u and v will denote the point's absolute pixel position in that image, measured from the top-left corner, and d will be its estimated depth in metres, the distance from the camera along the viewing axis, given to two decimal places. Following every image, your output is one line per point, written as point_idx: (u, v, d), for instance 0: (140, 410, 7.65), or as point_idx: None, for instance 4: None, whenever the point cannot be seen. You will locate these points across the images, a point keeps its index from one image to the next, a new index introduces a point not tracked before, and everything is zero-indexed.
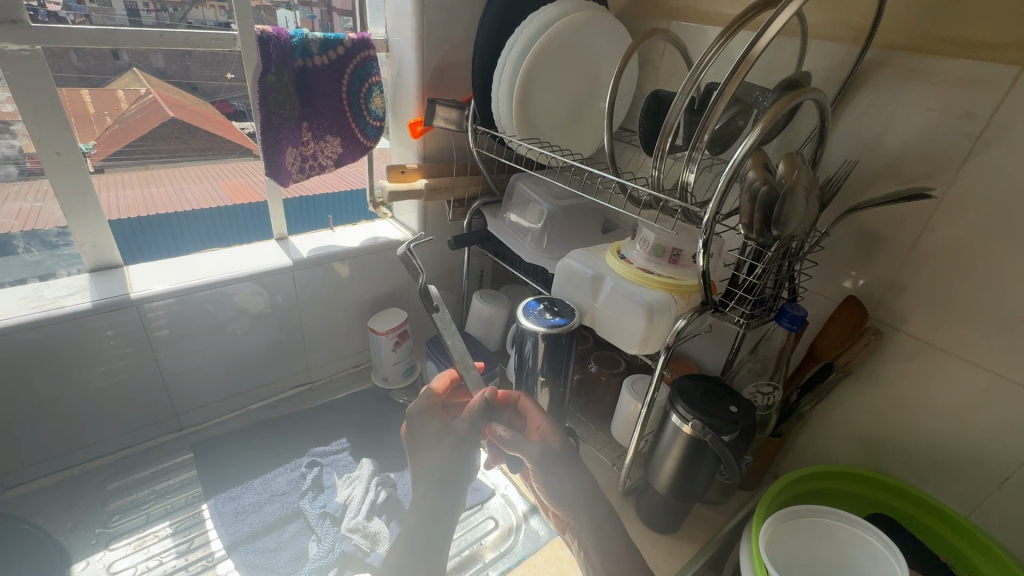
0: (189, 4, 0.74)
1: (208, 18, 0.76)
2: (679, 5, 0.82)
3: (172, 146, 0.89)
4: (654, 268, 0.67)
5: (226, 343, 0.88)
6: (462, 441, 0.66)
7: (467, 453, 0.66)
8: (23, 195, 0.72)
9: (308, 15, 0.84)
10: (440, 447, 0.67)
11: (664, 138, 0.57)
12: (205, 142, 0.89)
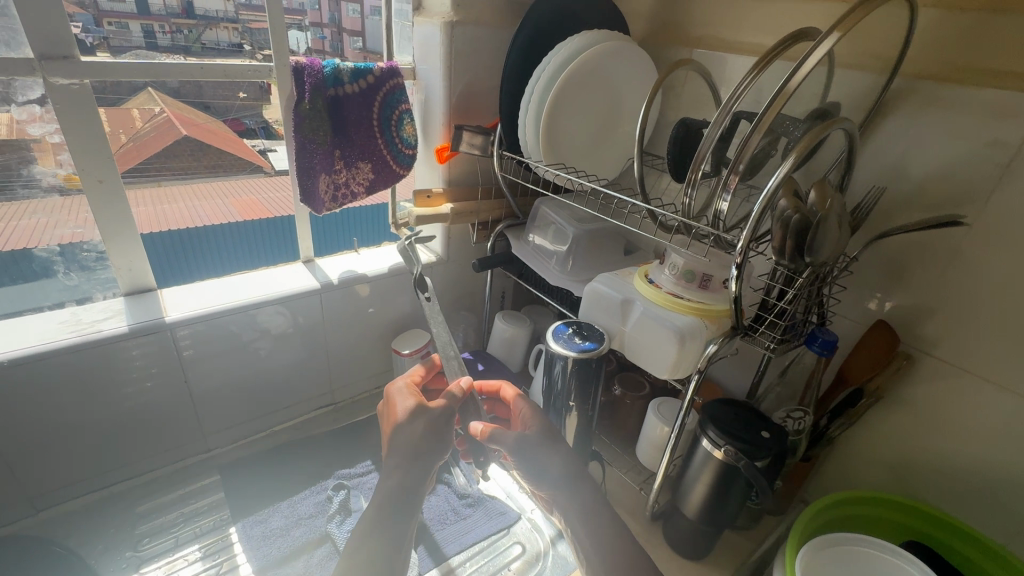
0: (203, 25, 0.75)
1: (221, 39, 0.77)
2: (700, 34, 0.84)
3: (184, 164, 0.84)
4: (683, 292, 0.68)
5: (253, 364, 0.89)
6: (433, 421, 0.70)
7: (436, 431, 0.70)
8: (65, 222, 0.73)
9: (319, 36, 0.85)
10: (411, 427, 0.70)
11: (697, 166, 0.58)
12: (216, 159, 0.86)
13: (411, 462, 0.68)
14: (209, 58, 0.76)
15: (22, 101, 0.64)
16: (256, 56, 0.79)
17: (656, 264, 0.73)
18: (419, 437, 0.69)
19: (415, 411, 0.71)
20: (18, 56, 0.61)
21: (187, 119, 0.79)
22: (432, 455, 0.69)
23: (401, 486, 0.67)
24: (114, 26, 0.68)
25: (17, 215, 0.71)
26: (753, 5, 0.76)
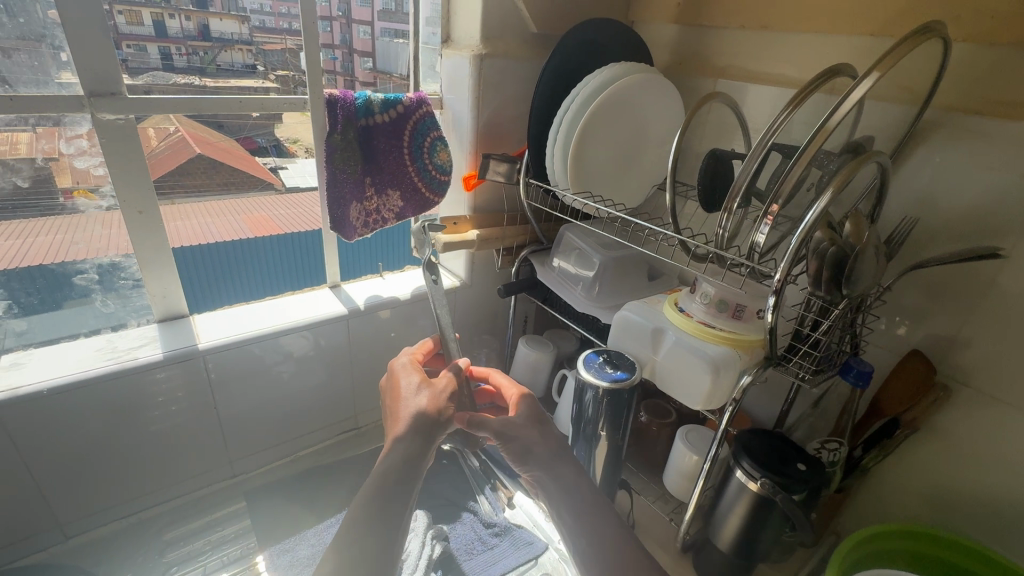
0: (218, 48, 0.75)
1: (236, 60, 0.77)
2: (722, 64, 0.86)
3: (198, 181, 0.82)
4: (714, 322, 0.67)
5: (279, 389, 0.89)
6: (438, 395, 0.70)
7: (440, 404, 0.68)
8: (102, 248, 0.74)
9: (331, 56, 0.83)
10: (415, 399, 0.69)
11: (732, 200, 0.58)
12: (229, 178, 0.85)
13: (405, 446, 0.64)
14: (224, 82, 0.76)
15: (71, 136, 0.66)
16: (270, 77, 0.80)
17: (687, 291, 0.73)
18: (422, 409, 0.67)
19: (421, 385, 0.71)
20: (69, 94, 0.63)
21: (199, 138, 0.77)
22: (434, 430, 0.66)
23: (389, 476, 0.62)
24: (133, 48, 0.67)
25: (31, 233, 0.69)
26: (777, 38, 0.78)
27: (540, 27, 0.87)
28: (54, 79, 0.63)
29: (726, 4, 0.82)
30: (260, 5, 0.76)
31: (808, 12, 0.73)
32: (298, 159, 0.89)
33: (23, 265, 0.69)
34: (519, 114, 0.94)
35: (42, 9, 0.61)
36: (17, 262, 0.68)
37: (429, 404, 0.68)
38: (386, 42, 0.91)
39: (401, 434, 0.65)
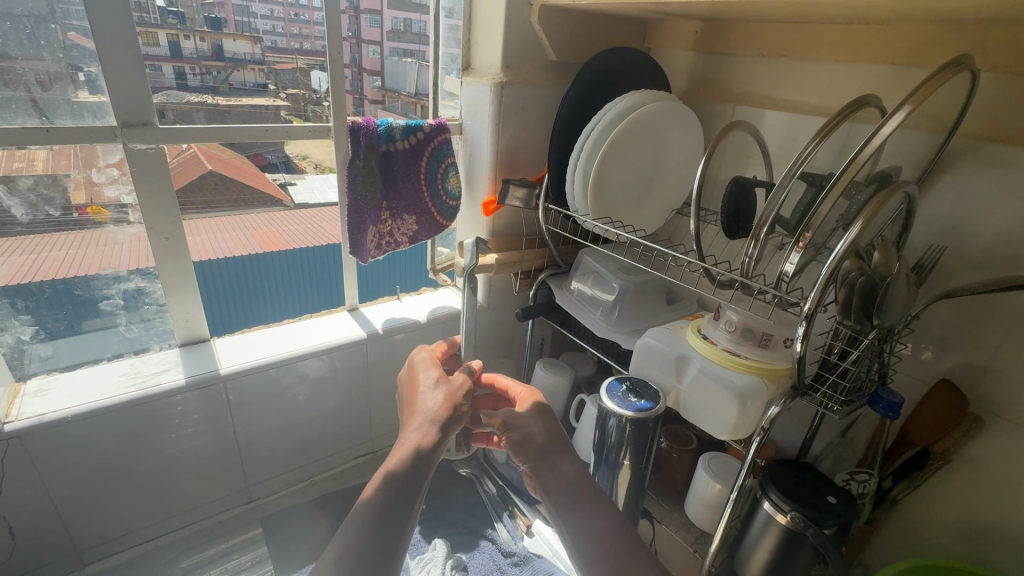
0: (231, 67, 0.73)
1: (248, 79, 0.75)
2: (741, 90, 0.86)
3: (210, 198, 0.78)
4: (739, 349, 0.67)
5: (297, 413, 0.89)
6: (455, 390, 0.67)
7: (457, 400, 0.66)
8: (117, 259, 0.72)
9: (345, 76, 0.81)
10: (430, 394, 0.66)
11: (762, 227, 0.58)
12: (237, 193, 0.84)
13: (421, 440, 0.60)
14: (236, 101, 0.74)
15: (103, 165, 0.66)
16: (281, 96, 0.78)
17: (710, 318, 0.73)
18: (438, 404, 0.65)
19: (436, 380, 0.69)
20: (102, 124, 0.64)
21: (210, 155, 0.74)
22: (452, 422, 0.64)
23: (402, 471, 0.56)
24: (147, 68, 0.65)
25: (45, 248, 0.67)
26: (797, 66, 0.78)
27: (559, 55, 0.88)
28: (71, 99, 0.62)
29: (745, 32, 0.83)
30: (273, 24, 0.75)
31: (828, 41, 0.74)
32: (306, 175, 0.88)
33: (36, 280, 0.67)
34: (537, 139, 0.95)
35: (66, 30, 0.60)
36: (30, 277, 0.67)
37: (446, 400, 0.65)
38: (394, 61, 0.92)
39: (416, 428, 0.61)
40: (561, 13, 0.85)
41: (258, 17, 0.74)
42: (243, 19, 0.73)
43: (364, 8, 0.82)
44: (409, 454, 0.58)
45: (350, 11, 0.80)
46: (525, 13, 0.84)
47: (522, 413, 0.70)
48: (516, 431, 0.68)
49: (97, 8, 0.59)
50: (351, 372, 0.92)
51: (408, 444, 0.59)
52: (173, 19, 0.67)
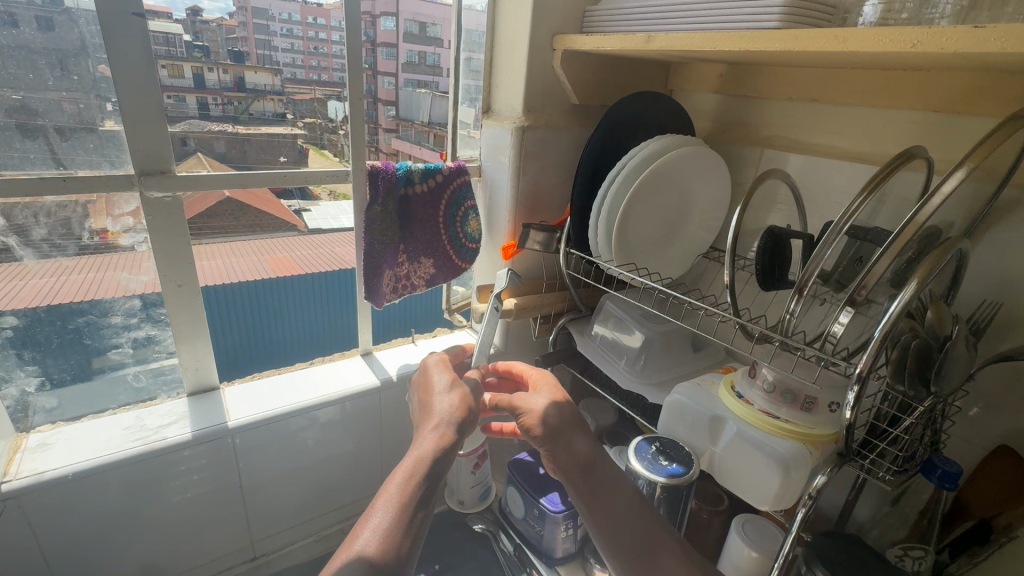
0: (251, 98, 0.71)
1: (268, 109, 0.73)
2: (768, 134, 0.84)
3: (224, 222, 0.77)
4: (777, 411, 0.62)
5: (308, 465, 0.85)
6: (468, 392, 0.70)
7: (472, 402, 0.69)
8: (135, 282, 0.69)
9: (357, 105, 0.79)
10: (443, 396, 0.68)
11: (805, 280, 0.54)
12: (253, 219, 0.79)
13: (439, 441, 0.62)
14: (256, 130, 0.73)
15: (119, 214, 0.65)
16: (298, 126, 0.76)
17: (744, 373, 0.68)
18: (454, 406, 0.67)
19: (449, 381, 0.71)
20: (120, 173, 0.63)
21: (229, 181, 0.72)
22: (467, 424, 0.66)
23: (419, 471, 0.58)
24: (172, 99, 0.64)
25: (63, 272, 0.64)
26: (827, 111, 0.76)
27: (581, 98, 0.87)
28: (99, 127, 0.61)
29: (771, 76, 0.81)
30: (293, 57, 0.74)
31: (861, 86, 0.71)
32: (320, 202, 0.84)
33: (53, 302, 0.64)
34: (557, 181, 0.93)
35: (94, 63, 0.59)
36: (49, 301, 0.64)
37: (460, 404, 0.68)
38: (409, 92, 0.89)
39: (432, 429, 0.63)
40: (583, 57, 0.84)
41: (279, 49, 0.72)
42: (265, 52, 0.71)
43: (380, 40, 0.81)
44: (427, 454, 0.60)
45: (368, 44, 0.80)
46: (547, 57, 0.83)
47: (541, 397, 0.71)
48: (535, 416, 0.68)
49: (121, 57, 0.59)
50: (364, 420, 0.88)
51: (425, 444, 0.61)
52: (197, 51, 0.66)
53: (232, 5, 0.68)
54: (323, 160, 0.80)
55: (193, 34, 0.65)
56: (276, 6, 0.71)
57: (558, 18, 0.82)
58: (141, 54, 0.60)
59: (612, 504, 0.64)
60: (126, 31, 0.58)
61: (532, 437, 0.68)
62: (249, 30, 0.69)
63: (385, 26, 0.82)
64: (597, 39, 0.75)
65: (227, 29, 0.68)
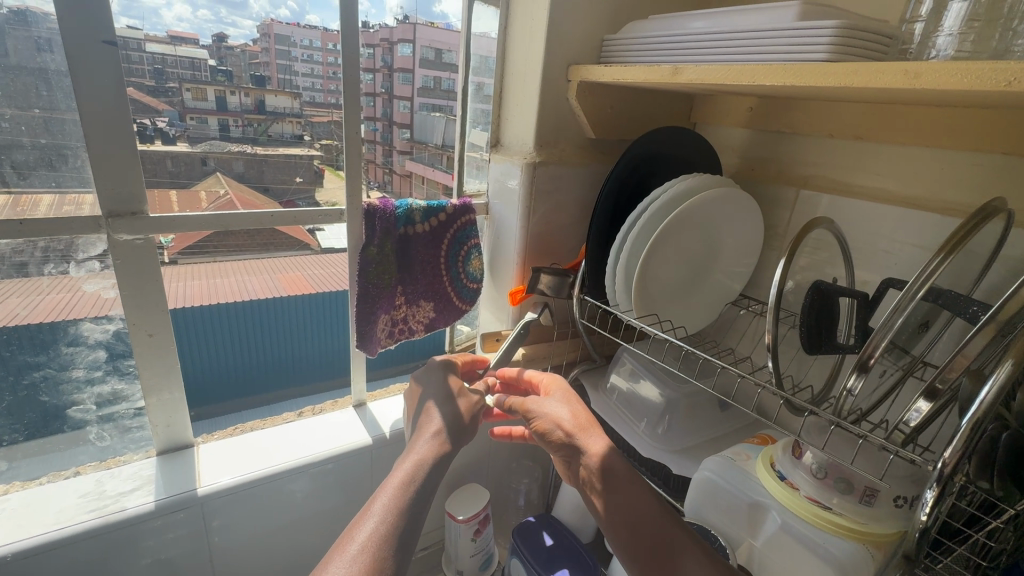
0: (271, 120, 0.67)
1: (285, 131, 0.69)
2: (805, 173, 0.76)
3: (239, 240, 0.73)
4: (828, 500, 0.52)
5: (287, 533, 0.76)
6: (470, 405, 0.69)
7: (473, 412, 0.68)
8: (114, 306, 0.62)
9: (373, 128, 0.76)
10: (443, 404, 0.67)
11: (873, 348, 0.45)
12: (270, 237, 0.73)
13: (436, 448, 0.61)
14: (274, 151, 0.69)
15: (82, 258, 0.59)
16: (315, 147, 0.71)
17: (785, 448, 0.59)
18: (455, 415, 0.66)
19: (450, 389, 0.70)
20: (87, 214, 0.57)
21: (247, 204, 0.68)
22: (464, 434, 0.65)
23: (418, 476, 0.57)
24: (194, 120, 0.62)
25: (44, 288, 0.58)
26: (874, 151, 0.68)
27: (597, 132, 0.80)
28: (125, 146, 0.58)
29: (808, 111, 0.74)
30: (312, 81, 0.69)
31: (915, 124, 0.63)
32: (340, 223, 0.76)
33: (73, 317, 0.60)
34: (571, 220, 0.86)
35: (58, 89, 0.53)
36: (67, 314, 0.59)
37: (461, 415, 0.66)
38: (424, 116, 0.83)
39: (431, 435, 0.62)
40: (601, 89, 0.78)
41: (300, 74, 0.68)
42: (285, 76, 0.67)
43: (397, 66, 0.77)
44: (426, 460, 0.59)
45: (383, 69, 0.75)
46: (562, 89, 0.77)
47: (557, 400, 0.67)
48: (549, 421, 0.65)
49: (89, 85, 0.53)
50: (353, 481, 0.80)
51: (424, 450, 0.60)
52: (220, 76, 0.63)
53: (257, 31, 0.64)
54: (338, 181, 0.74)
55: (218, 60, 0.62)
56: (299, 33, 0.66)
57: (575, 46, 0.76)
58: (111, 82, 0.54)
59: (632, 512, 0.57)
60: (98, 58, 0.53)
61: (545, 442, 0.65)
62: (272, 55, 0.65)
63: (403, 52, 0.77)
64: (618, 70, 0.69)
65: (250, 55, 0.64)
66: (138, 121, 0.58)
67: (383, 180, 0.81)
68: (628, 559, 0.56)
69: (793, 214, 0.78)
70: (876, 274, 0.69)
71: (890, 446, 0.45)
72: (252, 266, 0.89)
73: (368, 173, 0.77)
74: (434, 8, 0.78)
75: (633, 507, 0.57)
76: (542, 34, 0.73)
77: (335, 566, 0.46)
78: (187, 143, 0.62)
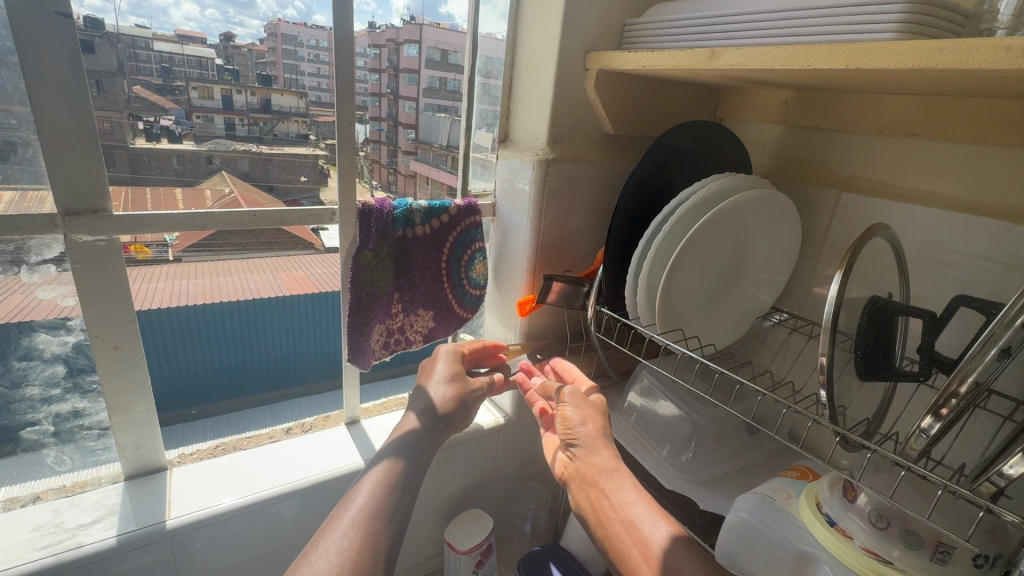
0: (276, 119, 0.62)
1: (291, 131, 0.63)
2: (846, 173, 0.69)
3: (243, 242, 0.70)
4: (887, 552, 0.45)
5: (269, 565, 0.69)
6: (469, 386, 0.66)
7: (468, 386, 0.66)
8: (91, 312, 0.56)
9: (378, 128, 0.71)
10: (433, 386, 0.66)
11: (957, 384, 0.38)
12: (273, 237, 0.68)
13: (422, 428, 0.62)
14: (279, 151, 0.63)
15: (35, 262, 0.52)
16: (321, 147, 0.65)
17: (833, 487, 0.52)
18: (446, 400, 0.64)
19: (447, 368, 0.67)
20: (37, 212, 0.50)
21: (254, 203, 0.63)
22: (451, 423, 0.65)
23: (405, 455, 0.58)
24: (201, 120, 0.57)
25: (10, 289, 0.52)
26: (928, 149, 0.61)
27: (617, 127, 0.73)
28: (128, 146, 0.53)
29: (851, 104, 0.67)
30: (320, 80, 0.63)
31: (975, 119, 0.56)
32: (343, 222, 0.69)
33: (72, 315, 0.55)
34: (585, 224, 0.79)
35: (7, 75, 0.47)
36: (67, 313, 0.55)
37: (458, 397, 0.65)
38: (429, 117, 0.77)
39: (417, 414, 0.63)
40: (620, 80, 0.71)
41: (306, 74, 0.62)
42: (292, 77, 0.61)
43: (402, 68, 0.71)
44: (409, 443, 0.59)
45: (388, 69, 0.70)
46: (578, 79, 0.70)
47: (586, 398, 0.64)
48: (575, 419, 0.61)
49: (43, 73, 0.47)
50: None
51: (406, 432, 0.61)
52: (227, 75, 0.57)
53: (265, 31, 0.58)
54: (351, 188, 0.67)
55: (225, 59, 0.57)
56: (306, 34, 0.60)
57: (594, 33, 0.69)
58: (66, 67, 0.48)
59: (622, 495, 0.55)
60: (51, 36, 0.46)
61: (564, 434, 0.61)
62: (279, 55, 0.60)
63: (409, 53, 0.71)
64: (641, 57, 0.61)
65: (257, 55, 0.59)
66: (144, 119, 0.54)
67: (387, 180, 0.75)
68: (616, 550, 0.53)
69: (834, 219, 0.70)
70: (932, 287, 0.61)
71: (979, 501, 0.38)
72: (245, 266, 0.84)
73: (372, 172, 0.72)
74: (441, 8, 0.72)
75: (620, 488, 0.55)
76: (558, 19, 0.66)
77: (325, 542, 0.47)
78: (193, 142, 0.57)
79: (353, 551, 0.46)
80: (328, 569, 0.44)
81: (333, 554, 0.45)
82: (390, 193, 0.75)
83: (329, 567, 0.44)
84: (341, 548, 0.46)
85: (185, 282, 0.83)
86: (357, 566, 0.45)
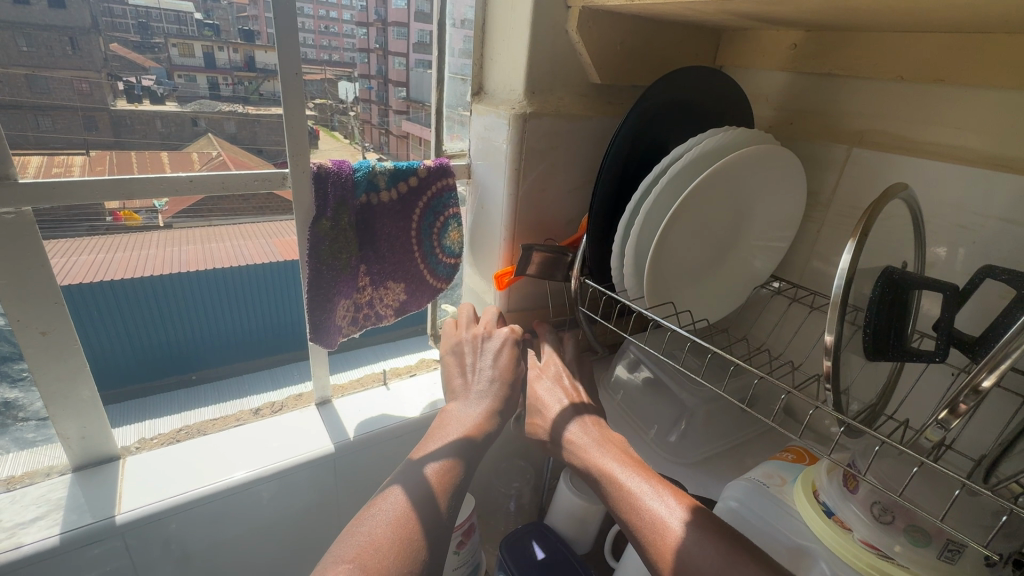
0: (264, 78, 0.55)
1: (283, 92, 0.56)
2: (858, 126, 0.62)
3: (235, 205, 0.67)
4: (891, 547, 0.41)
5: (232, 553, 0.65)
6: (519, 373, 0.63)
7: (517, 373, 0.63)
8: None
9: (367, 86, 0.66)
10: (492, 359, 0.63)
11: (985, 373, 0.33)
12: (264, 202, 0.65)
13: (489, 407, 0.60)
14: (267, 112, 0.57)
15: None
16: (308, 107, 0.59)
17: (831, 474, 0.47)
18: (507, 377, 0.62)
19: (498, 356, 0.64)
20: None
21: (242, 165, 0.58)
22: (514, 400, 0.62)
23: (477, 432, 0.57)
24: (183, 79, 0.53)
25: None
26: (955, 97, 0.53)
27: (604, 76, 0.65)
28: (110, 108, 0.50)
29: (868, 45, 0.59)
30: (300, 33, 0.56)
31: (1012, 58, 0.49)
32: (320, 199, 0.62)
33: None
34: (569, 186, 0.72)
35: None
36: None
37: (510, 372, 0.63)
38: (420, 74, 0.71)
39: (487, 410, 0.59)
40: (609, 20, 0.62)
41: None
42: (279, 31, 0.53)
43: (391, 21, 0.65)
44: (472, 417, 0.58)
45: (376, 23, 0.64)
46: (560, 19, 0.62)
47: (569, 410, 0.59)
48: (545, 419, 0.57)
49: None
50: (315, 492, 0.69)
51: (477, 412, 0.59)
52: (208, 31, 0.52)
53: None
54: (334, 144, 0.63)
55: (205, 13, 0.52)
56: None
57: None
58: None
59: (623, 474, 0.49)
60: None
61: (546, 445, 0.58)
62: (261, 8, 0.52)
63: (396, 5, 0.65)
64: None
65: (238, 8, 0.53)
66: (125, 79, 0.50)
67: (380, 142, 0.70)
68: (636, 522, 0.45)
69: (842, 178, 0.64)
70: (948, 255, 0.55)
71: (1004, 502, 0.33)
72: (232, 229, 0.79)
73: (362, 133, 0.67)
74: None
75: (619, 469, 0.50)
76: None
77: (385, 502, 0.48)
78: (177, 103, 0.54)
79: (407, 516, 0.47)
80: (381, 530, 0.45)
81: (388, 515, 0.46)
82: (384, 156, 0.70)
83: (386, 529, 0.45)
84: (397, 512, 0.47)
85: (176, 244, 0.82)
86: (409, 531, 0.45)
